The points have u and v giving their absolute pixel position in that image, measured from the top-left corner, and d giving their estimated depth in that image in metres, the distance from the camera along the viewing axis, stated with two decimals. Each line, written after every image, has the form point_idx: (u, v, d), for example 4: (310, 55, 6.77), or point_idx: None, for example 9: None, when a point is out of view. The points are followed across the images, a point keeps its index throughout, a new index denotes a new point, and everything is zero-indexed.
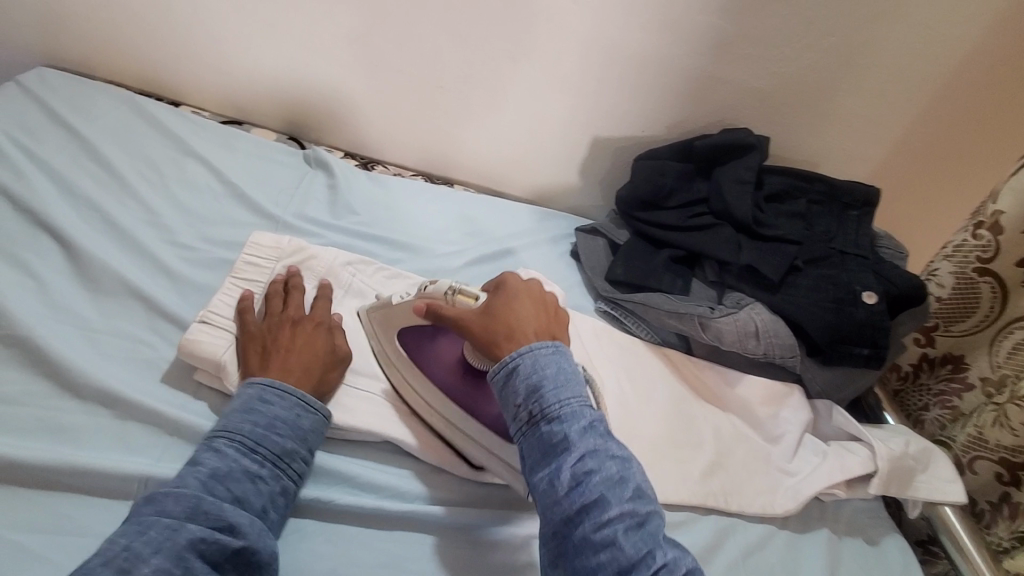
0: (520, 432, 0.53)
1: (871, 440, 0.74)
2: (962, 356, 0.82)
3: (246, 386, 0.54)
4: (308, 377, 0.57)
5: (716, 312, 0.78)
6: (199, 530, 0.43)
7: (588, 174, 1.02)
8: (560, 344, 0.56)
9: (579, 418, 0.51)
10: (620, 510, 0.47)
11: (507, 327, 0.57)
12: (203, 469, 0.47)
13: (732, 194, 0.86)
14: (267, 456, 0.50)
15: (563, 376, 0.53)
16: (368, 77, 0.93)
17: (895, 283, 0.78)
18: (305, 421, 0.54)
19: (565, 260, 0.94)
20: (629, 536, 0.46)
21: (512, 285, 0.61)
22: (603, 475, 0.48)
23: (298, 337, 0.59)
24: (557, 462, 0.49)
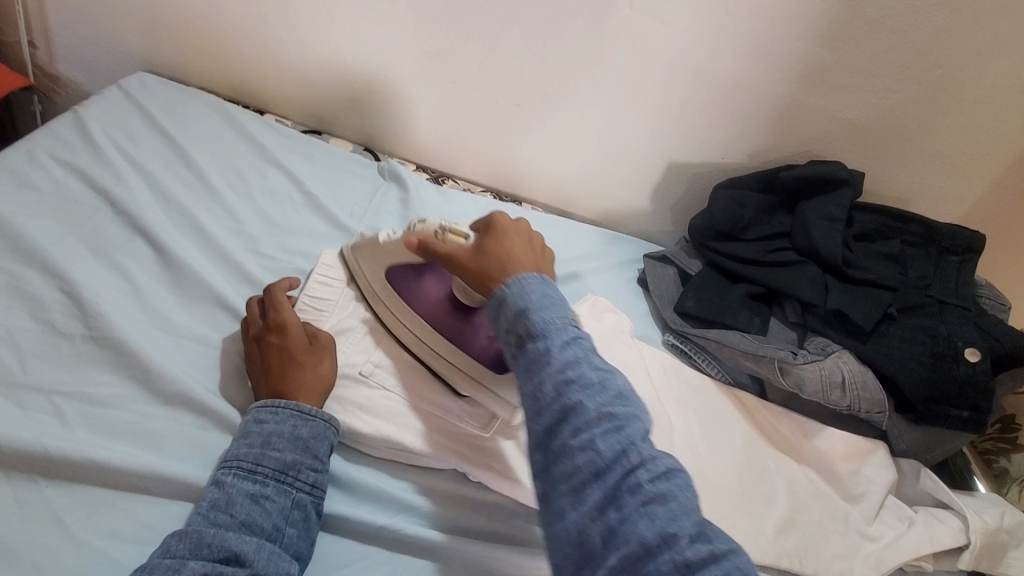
0: (509, 354, 0.50)
1: (963, 510, 0.68)
2: (1012, 416, 0.82)
3: (243, 416, 0.53)
4: (309, 377, 0.55)
5: (799, 358, 0.74)
6: (201, 565, 0.42)
7: (660, 199, 0.99)
8: (543, 275, 0.53)
9: (562, 333, 0.47)
10: (598, 415, 0.44)
11: (496, 258, 0.56)
12: (205, 503, 0.46)
13: (820, 231, 0.81)
14: (268, 474, 0.49)
15: (547, 299, 0.50)
16: (446, 94, 0.93)
17: (1000, 339, 0.72)
18: (303, 429, 0.52)
19: (632, 288, 0.91)
20: (607, 439, 0.43)
21: (500, 222, 0.59)
22: (583, 383, 0.45)
23: (275, 346, 0.56)
24: (538, 375, 0.46)
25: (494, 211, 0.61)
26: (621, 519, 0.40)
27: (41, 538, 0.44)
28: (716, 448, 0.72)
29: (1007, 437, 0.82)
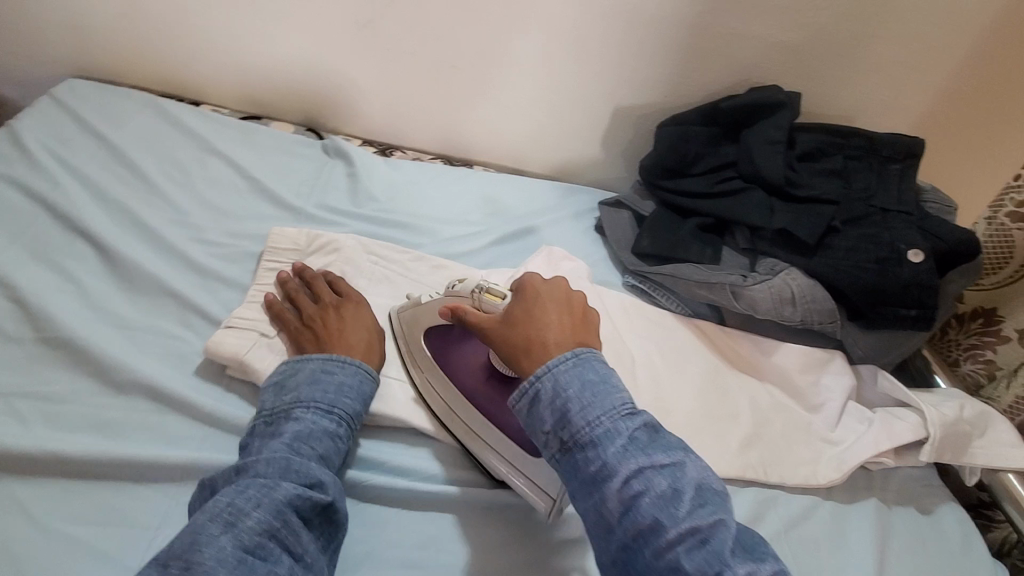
0: (556, 462, 0.49)
1: (922, 405, 0.69)
2: (995, 309, 0.79)
3: (307, 361, 0.56)
4: (369, 346, 0.60)
5: (749, 280, 0.75)
6: (294, 487, 0.46)
7: (611, 145, 0.99)
8: (581, 350, 0.52)
9: (614, 436, 0.47)
10: (679, 531, 0.42)
11: (527, 332, 0.54)
12: (288, 434, 0.50)
13: (762, 155, 0.82)
14: (342, 419, 0.53)
15: (592, 391, 0.49)
16: (382, 65, 0.92)
17: (942, 238, 0.73)
18: (366, 387, 0.57)
19: (590, 236, 0.92)
20: (692, 555, 0.41)
21: (531, 286, 0.58)
22: (653, 494, 0.44)
23: (339, 319, 0.61)
24: (600, 489, 0.45)
25: (529, 272, 0.60)
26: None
27: (11, 531, 0.45)
28: (679, 378, 0.73)
29: (992, 330, 0.79)
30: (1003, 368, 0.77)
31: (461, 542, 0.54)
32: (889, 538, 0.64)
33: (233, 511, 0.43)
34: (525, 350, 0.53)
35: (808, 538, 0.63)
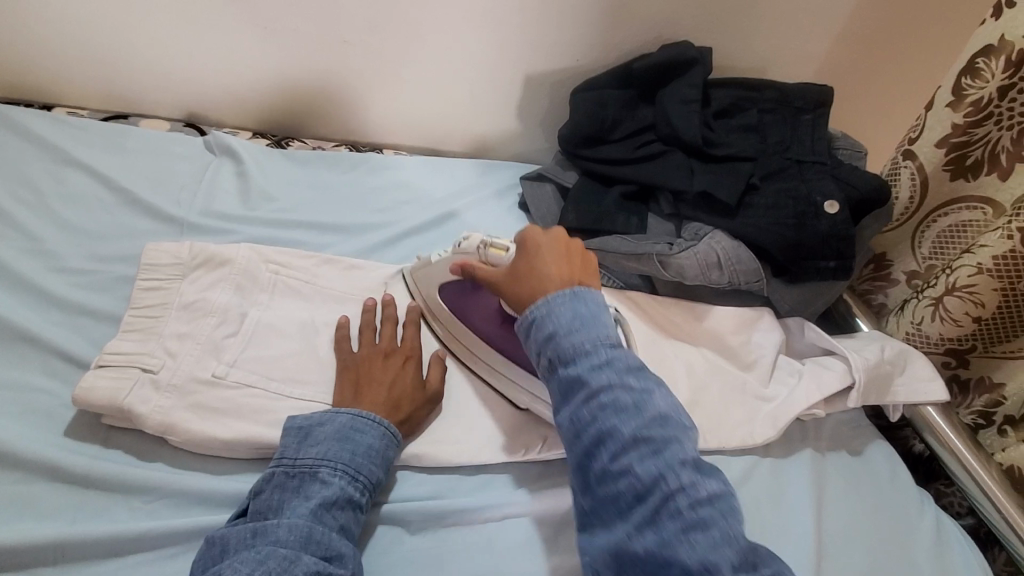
0: (542, 376, 0.50)
1: (845, 353, 0.70)
2: (883, 254, 0.83)
3: (339, 413, 0.51)
4: (399, 403, 0.55)
5: (675, 248, 0.74)
6: (314, 561, 0.42)
7: (527, 115, 0.94)
8: (579, 287, 0.51)
9: (592, 356, 0.47)
10: (634, 440, 0.44)
11: (528, 284, 0.54)
12: (312, 499, 0.46)
13: (678, 115, 0.80)
14: (366, 485, 0.49)
15: (580, 319, 0.49)
16: (263, 45, 0.83)
17: (856, 187, 0.74)
18: (392, 450, 0.52)
19: (514, 214, 0.87)
20: (643, 463, 0.43)
21: (531, 239, 0.56)
22: (618, 407, 0.45)
23: (388, 369, 0.57)
24: (573, 401, 0.47)
25: (529, 226, 0.58)
26: (661, 543, 0.41)
27: None
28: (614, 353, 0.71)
29: (881, 274, 0.84)
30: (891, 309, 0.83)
31: (395, 568, 0.50)
32: (824, 486, 0.66)
33: None
34: (525, 303, 0.53)
35: (749, 499, 0.64)
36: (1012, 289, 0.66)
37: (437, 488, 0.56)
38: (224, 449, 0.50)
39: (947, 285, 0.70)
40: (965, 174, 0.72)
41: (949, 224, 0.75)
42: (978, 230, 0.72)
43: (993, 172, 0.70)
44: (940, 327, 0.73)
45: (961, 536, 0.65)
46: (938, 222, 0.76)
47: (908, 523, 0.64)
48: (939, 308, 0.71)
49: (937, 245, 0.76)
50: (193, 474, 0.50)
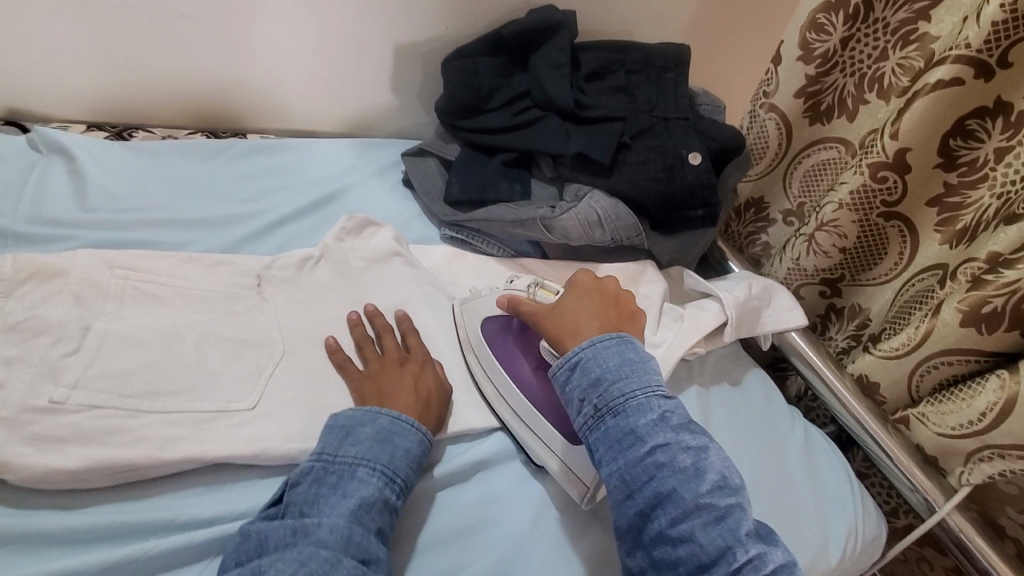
0: (585, 427, 0.54)
1: (719, 294, 0.76)
2: (762, 197, 0.89)
3: (379, 413, 0.53)
4: (424, 404, 0.56)
5: (558, 211, 0.75)
6: (354, 564, 0.43)
7: (402, 88, 0.91)
8: (625, 334, 0.57)
9: (647, 411, 0.52)
10: (695, 504, 0.48)
11: (574, 320, 0.59)
12: (352, 498, 0.47)
13: (550, 80, 0.81)
14: (401, 487, 0.50)
15: (631, 370, 0.54)
16: (82, 23, 0.74)
17: (714, 138, 0.79)
18: (425, 455, 0.53)
19: (399, 192, 0.84)
20: (706, 530, 0.47)
21: (581, 282, 0.64)
22: (676, 468, 0.49)
23: (406, 372, 0.58)
24: (627, 455, 0.51)
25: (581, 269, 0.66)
26: None
27: None
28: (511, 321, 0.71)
29: (762, 215, 0.90)
30: (776, 247, 0.89)
31: None
32: (711, 417, 0.71)
33: None
34: (570, 336, 0.58)
35: None
36: (867, 219, 0.73)
37: None
38: (79, 477, 0.46)
39: (817, 221, 0.76)
40: (821, 118, 0.80)
41: (815, 162, 0.81)
42: (837, 168, 0.79)
43: (843, 114, 0.77)
44: (813, 259, 0.79)
45: (825, 443, 0.73)
46: (804, 162, 0.82)
47: (782, 438, 0.71)
48: (812, 242, 0.77)
49: (805, 184, 0.83)
50: (42, 514, 0.45)
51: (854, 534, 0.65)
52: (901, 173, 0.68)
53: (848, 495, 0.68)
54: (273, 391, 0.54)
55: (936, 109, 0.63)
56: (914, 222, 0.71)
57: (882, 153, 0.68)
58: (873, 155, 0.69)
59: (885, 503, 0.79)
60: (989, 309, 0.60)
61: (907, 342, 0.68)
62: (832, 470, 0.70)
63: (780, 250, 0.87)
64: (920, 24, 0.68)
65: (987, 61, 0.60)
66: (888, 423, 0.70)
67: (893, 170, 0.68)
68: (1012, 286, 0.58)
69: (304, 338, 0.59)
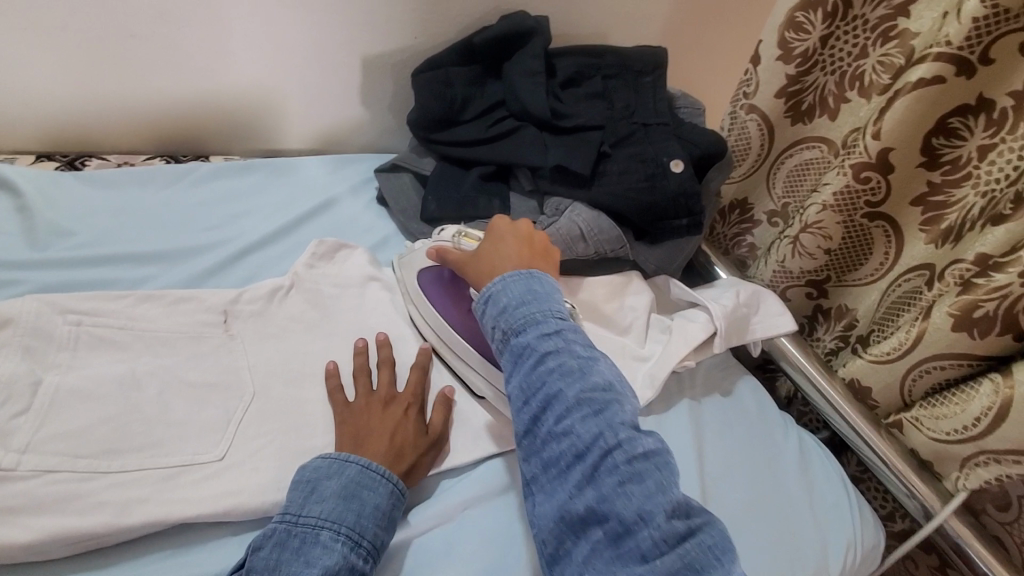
0: (495, 350, 0.54)
1: (706, 304, 0.74)
2: (746, 198, 0.88)
3: (347, 462, 0.50)
4: (399, 453, 0.53)
5: (539, 226, 0.73)
6: None
7: (372, 101, 0.87)
8: (534, 269, 0.57)
9: (542, 326, 0.52)
10: (578, 402, 0.48)
11: (489, 264, 0.59)
12: (314, 568, 0.44)
13: (525, 89, 0.78)
14: (369, 550, 0.47)
15: (536, 295, 0.54)
16: (25, 47, 0.70)
17: (695, 143, 0.77)
18: (397, 510, 0.50)
19: (373, 210, 0.81)
20: (585, 424, 0.48)
21: (497, 227, 0.62)
22: (563, 371, 0.49)
23: (387, 417, 0.55)
24: (522, 366, 0.51)
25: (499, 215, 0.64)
26: (600, 498, 0.45)
27: None
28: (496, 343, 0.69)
29: (746, 217, 0.89)
30: (761, 249, 0.88)
31: None
32: (703, 433, 0.69)
33: None
34: (487, 278, 0.58)
35: None
36: (852, 220, 0.72)
37: None
38: (34, 549, 0.43)
39: (802, 223, 0.74)
40: (802, 117, 0.78)
41: (798, 162, 0.80)
42: (819, 169, 0.78)
43: (824, 114, 0.76)
44: (799, 262, 0.77)
45: (819, 449, 0.72)
46: (787, 162, 0.81)
47: (776, 449, 0.70)
48: (797, 245, 0.76)
49: (788, 185, 0.81)
50: None
51: (852, 546, 0.64)
52: (884, 173, 0.67)
53: (843, 503, 0.67)
54: (244, 439, 0.51)
55: (918, 108, 0.62)
56: (899, 223, 0.70)
57: (865, 153, 0.66)
58: (856, 155, 0.67)
59: (882, 508, 0.77)
60: (980, 313, 0.59)
61: (898, 345, 0.67)
62: (827, 480, 0.68)
63: (765, 252, 0.86)
64: (899, 21, 0.66)
65: (969, 57, 0.59)
66: (881, 427, 0.69)
67: (877, 171, 0.66)
68: (1003, 289, 0.57)
69: (277, 377, 0.56)
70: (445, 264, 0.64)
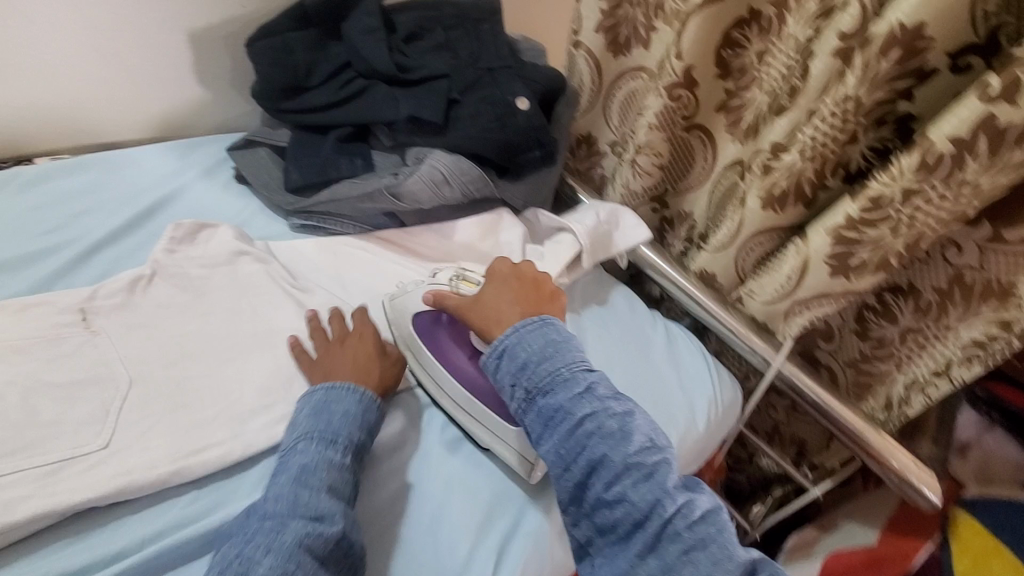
0: (519, 410, 0.56)
1: (572, 227, 0.81)
2: (590, 134, 0.97)
3: (313, 389, 0.57)
4: (367, 373, 0.60)
5: (401, 176, 0.75)
6: (301, 526, 0.47)
7: (212, 79, 0.84)
8: (547, 316, 0.59)
9: (573, 386, 0.54)
10: (626, 465, 0.51)
11: (493, 311, 0.62)
12: (295, 469, 0.51)
13: (367, 47, 0.79)
14: (347, 447, 0.53)
15: (554, 346, 0.57)
16: None
17: (536, 80, 0.83)
18: (370, 416, 0.57)
19: (233, 188, 0.79)
20: (637, 489, 0.50)
21: (497, 270, 0.66)
22: (604, 434, 0.52)
23: (345, 347, 0.61)
24: (558, 429, 0.53)
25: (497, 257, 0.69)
26: (667, 567, 0.48)
27: None
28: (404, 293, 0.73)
29: (593, 150, 0.98)
30: (608, 176, 0.97)
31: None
32: (585, 341, 0.77)
33: (245, 560, 0.44)
34: (492, 326, 0.61)
35: None
36: (673, 135, 0.83)
37: (221, 496, 0.52)
38: None
39: (636, 145, 0.84)
40: (622, 50, 0.86)
41: (630, 89, 0.88)
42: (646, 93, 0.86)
43: (640, 44, 0.83)
44: (640, 181, 0.87)
45: (686, 336, 0.83)
46: (620, 91, 0.89)
47: (647, 340, 0.80)
48: (635, 166, 0.86)
49: (622, 113, 0.90)
50: None
51: (716, 403, 0.76)
52: (689, 89, 0.77)
53: (704, 372, 0.78)
54: (126, 424, 0.51)
55: (706, 27, 0.71)
56: (711, 132, 0.82)
57: (673, 73, 0.75)
58: (666, 77, 0.76)
59: (739, 370, 0.90)
60: (779, 190, 0.69)
61: (728, 235, 0.78)
62: (692, 357, 0.80)
63: (612, 178, 0.95)
64: None
65: None
66: (726, 303, 0.81)
67: (685, 88, 0.77)
68: (791, 168, 0.67)
69: (153, 361, 0.55)
70: (443, 309, 0.65)
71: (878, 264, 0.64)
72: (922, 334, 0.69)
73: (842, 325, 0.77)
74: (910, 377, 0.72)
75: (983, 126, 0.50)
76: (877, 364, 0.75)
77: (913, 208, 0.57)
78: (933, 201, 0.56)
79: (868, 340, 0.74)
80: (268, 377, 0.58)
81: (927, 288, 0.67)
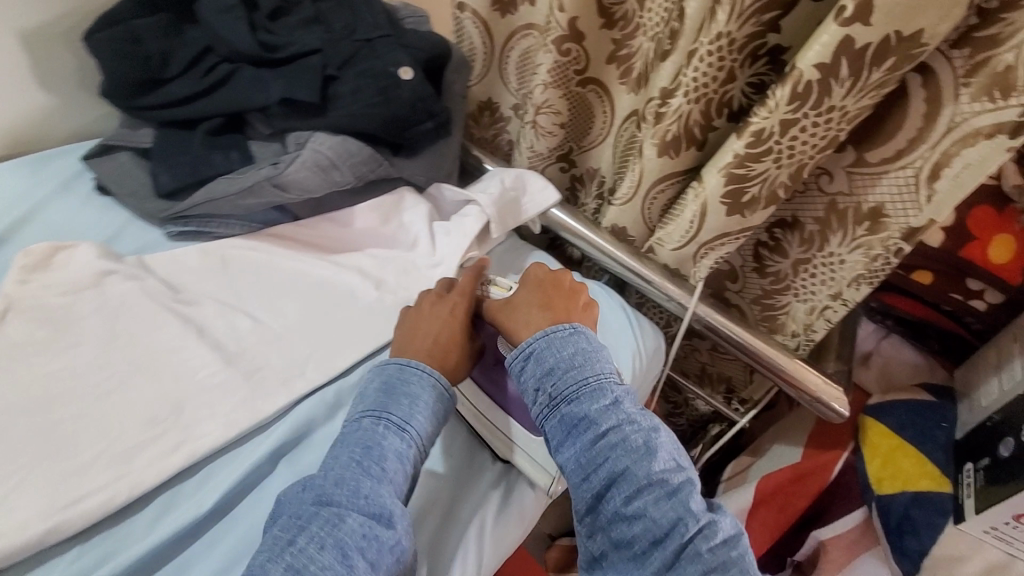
0: (540, 414, 0.58)
1: (477, 199, 0.78)
2: (491, 100, 0.94)
3: (388, 365, 0.59)
4: (450, 347, 0.61)
5: (282, 166, 0.69)
6: (359, 521, 0.48)
7: (56, 84, 0.74)
8: (578, 326, 0.61)
9: (600, 399, 0.56)
10: (649, 480, 0.53)
11: (515, 314, 0.63)
12: (358, 452, 0.53)
13: (225, 27, 0.72)
14: (413, 437, 0.55)
15: (583, 357, 0.59)
16: None
17: (420, 48, 0.77)
18: (440, 403, 0.58)
19: (96, 200, 0.72)
20: (658, 506, 0.52)
21: (529, 274, 0.67)
22: (630, 448, 0.54)
23: (444, 309, 0.63)
24: (582, 438, 0.55)
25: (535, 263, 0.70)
26: None
27: None
28: (311, 291, 0.68)
29: (495, 116, 0.95)
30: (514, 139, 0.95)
31: None
32: None
33: (298, 551, 0.46)
34: (512, 327, 0.62)
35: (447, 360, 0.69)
36: (569, 91, 0.81)
37: (116, 540, 0.50)
38: None
39: (533, 106, 0.81)
40: (509, 8, 0.82)
41: (525, 48, 0.85)
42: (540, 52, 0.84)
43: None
44: (545, 142, 0.86)
45: (606, 291, 0.83)
46: (513, 53, 0.86)
47: None
48: (536, 126, 0.83)
49: (519, 74, 0.88)
50: None
51: (639, 354, 0.77)
52: (576, 42, 0.75)
53: (625, 324, 0.79)
54: None
55: None
56: (604, 83, 0.81)
57: (559, 26, 0.73)
58: (553, 31, 0.73)
59: (660, 319, 0.93)
60: (672, 136, 0.69)
61: (632, 187, 0.78)
62: (610, 311, 0.80)
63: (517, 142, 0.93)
64: None
65: None
66: (640, 256, 0.81)
67: (573, 42, 0.75)
68: (680, 112, 0.66)
69: (17, 410, 0.51)
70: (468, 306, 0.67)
71: (768, 197, 0.66)
72: (812, 265, 0.74)
73: (744, 265, 0.82)
74: (809, 305, 0.77)
75: (842, 49, 0.51)
76: (778, 297, 0.80)
77: (793, 138, 0.59)
78: (808, 128, 0.58)
79: (768, 276, 0.79)
80: (151, 407, 0.54)
81: (808, 220, 0.72)
